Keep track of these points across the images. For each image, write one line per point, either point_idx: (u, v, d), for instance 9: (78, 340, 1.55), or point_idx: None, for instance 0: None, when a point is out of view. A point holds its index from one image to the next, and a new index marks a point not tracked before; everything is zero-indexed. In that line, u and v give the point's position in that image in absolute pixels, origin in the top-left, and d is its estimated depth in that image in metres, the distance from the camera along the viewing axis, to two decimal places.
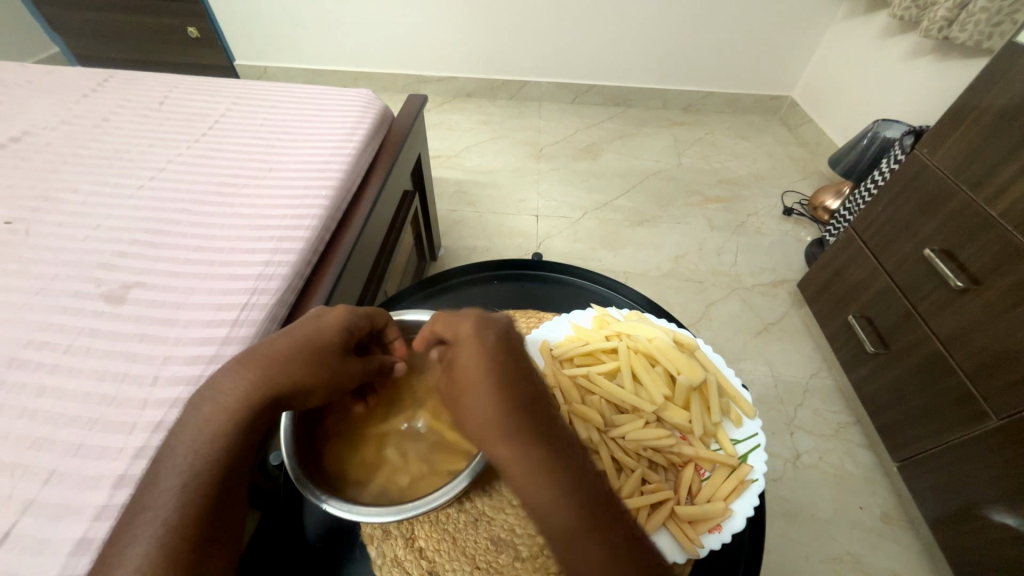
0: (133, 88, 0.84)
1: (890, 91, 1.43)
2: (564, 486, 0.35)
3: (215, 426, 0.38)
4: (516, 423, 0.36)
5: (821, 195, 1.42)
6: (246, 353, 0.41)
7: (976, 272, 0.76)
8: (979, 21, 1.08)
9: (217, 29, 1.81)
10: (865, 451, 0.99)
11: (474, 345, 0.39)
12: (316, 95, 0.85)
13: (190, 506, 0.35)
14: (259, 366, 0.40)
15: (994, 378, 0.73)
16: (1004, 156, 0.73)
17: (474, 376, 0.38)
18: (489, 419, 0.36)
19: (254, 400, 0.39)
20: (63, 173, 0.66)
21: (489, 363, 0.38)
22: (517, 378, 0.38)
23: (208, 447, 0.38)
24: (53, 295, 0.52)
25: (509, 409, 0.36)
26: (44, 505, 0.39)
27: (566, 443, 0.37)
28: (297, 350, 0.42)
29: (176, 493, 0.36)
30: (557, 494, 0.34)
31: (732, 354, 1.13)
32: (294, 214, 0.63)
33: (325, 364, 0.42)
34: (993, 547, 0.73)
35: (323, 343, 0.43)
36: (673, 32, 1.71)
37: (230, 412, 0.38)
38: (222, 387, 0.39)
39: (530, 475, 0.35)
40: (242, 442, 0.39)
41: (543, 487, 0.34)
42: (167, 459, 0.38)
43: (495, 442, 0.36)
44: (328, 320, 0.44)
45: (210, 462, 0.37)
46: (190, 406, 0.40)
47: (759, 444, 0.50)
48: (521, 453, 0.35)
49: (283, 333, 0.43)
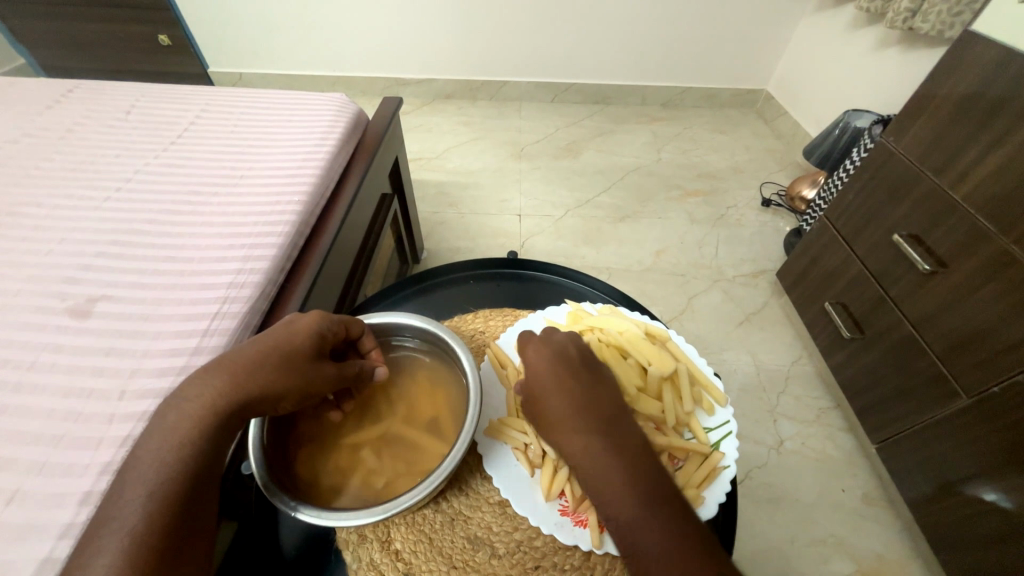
0: (98, 98, 0.82)
1: (860, 82, 1.46)
2: (628, 477, 0.39)
3: (181, 434, 0.37)
4: (582, 425, 0.42)
5: (797, 186, 1.45)
6: (215, 360, 0.41)
7: (943, 256, 0.78)
8: (940, 11, 1.11)
9: (189, 37, 1.79)
10: (846, 434, 1.01)
11: (542, 361, 0.46)
12: (287, 100, 0.85)
13: (156, 516, 0.35)
14: (226, 373, 0.40)
15: (964, 358, 0.75)
16: (965, 142, 0.75)
17: (545, 386, 0.45)
18: (560, 421, 0.43)
19: (221, 407, 0.39)
20: (25, 187, 0.64)
21: (555, 375, 0.45)
22: (582, 386, 0.45)
23: (174, 456, 0.37)
24: (15, 311, 0.51)
25: (576, 413, 0.43)
26: (8, 526, 0.38)
27: (634, 441, 0.42)
28: (266, 356, 0.41)
29: (142, 502, 0.35)
30: (620, 486, 0.39)
31: (715, 344, 1.15)
32: (265, 220, 0.63)
33: (296, 369, 0.42)
34: (970, 521, 0.75)
35: (294, 348, 0.43)
36: (649, 29, 1.72)
37: (196, 420, 0.38)
38: (188, 395, 0.39)
39: (596, 469, 0.40)
40: (210, 450, 0.38)
41: (609, 479, 0.40)
42: (131, 469, 0.37)
43: (564, 443, 0.43)
44: (299, 326, 0.44)
45: (176, 470, 0.37)
46: (154, 416, 0.39)
47: (731, 431, 0.50)
48: (585, 451, 0.41)
49: (254, 340, 0.43)
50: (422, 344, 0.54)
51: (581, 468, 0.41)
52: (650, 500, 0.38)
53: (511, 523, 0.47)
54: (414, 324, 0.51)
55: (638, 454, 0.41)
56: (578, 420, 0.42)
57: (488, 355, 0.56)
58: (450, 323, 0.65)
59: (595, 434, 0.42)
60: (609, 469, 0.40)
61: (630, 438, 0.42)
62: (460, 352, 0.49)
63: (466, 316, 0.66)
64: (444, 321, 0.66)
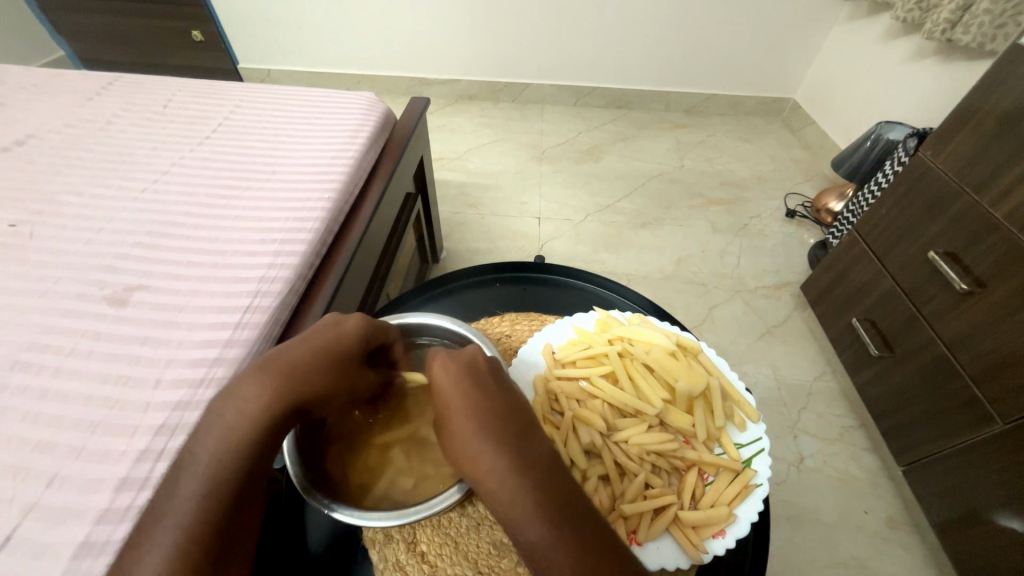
0: (137, 91, 0.84)
1: (893, 93, 1.42)
2: (539, 498, 0.33)
3: (234, 434, 0.38)
4: (488, 438, 0.36)
5: (824, 198, 1.42)
6: (266, 358, 0.41)
7: (981, 275, 0.76)
8: (983, 22, 1.07)
9: (221, 33, 1.83)
10: (870, 455, 0.98)
11: (443, 371, 0.40)
12: (319, 98, 0.86)
13: (208, 516, 0.36)
14: (276, 373, 0.40)
15: (999, 382, 0.72)
16: (1008, 159, 0.73)
17: (450, 397, 0.38)
18: (468, 437, 0.36)
19: (273, 410, 0.38)
20: (67, 176, 0.66)
21: (463, 384, 0.39)
22: (495, 394, 0.39)
23: (226, 456, 0.37)
24: (56, 297, 0.52)
25: (485, 426, 0.36)
26: (47, 508, 0.39)
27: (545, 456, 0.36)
28: (313, 357, 0.41)
29: (195, 500, 0.36)
30: (530, 507, 0.33)
31: (735, 356, 1.13)
32: (296, 216, 0.63)
33: (343, 372, 0.43)
34: (999, 552, 0.73)
35: (342, 351, 0.43)
36: (675, 34, 1.71)
37: (249, 422, 0.38)
38: (242, 395, 0.39)
39: (502, 491, 0.34)
40: (261, 453, 0.38)
41: (519, 499, 0.34)
42: (186, 465, 0.38)
43: (471, 459, 0.36)
44: (347, 328, 0.44)
45: (229, 470, 0.37)
46: (210, 413, 0.39)
47: (763, 449, 0.49)
48: (494, 468, 0.35)
49: (302, 340, 0.42)
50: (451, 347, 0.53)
51: (488, 490, 0.35)
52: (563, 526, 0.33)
53: None
54: (445, 326, 0.51)
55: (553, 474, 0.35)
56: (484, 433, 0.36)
57: (515, 361, 0.56)
58: (476, 325, 0.65)
59: (503, 449, 0.35)
60: (518, 491, 0.34)
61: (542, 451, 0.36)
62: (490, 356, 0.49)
63: (492, 319, 0.66)
64: (469, 323, 0.66)
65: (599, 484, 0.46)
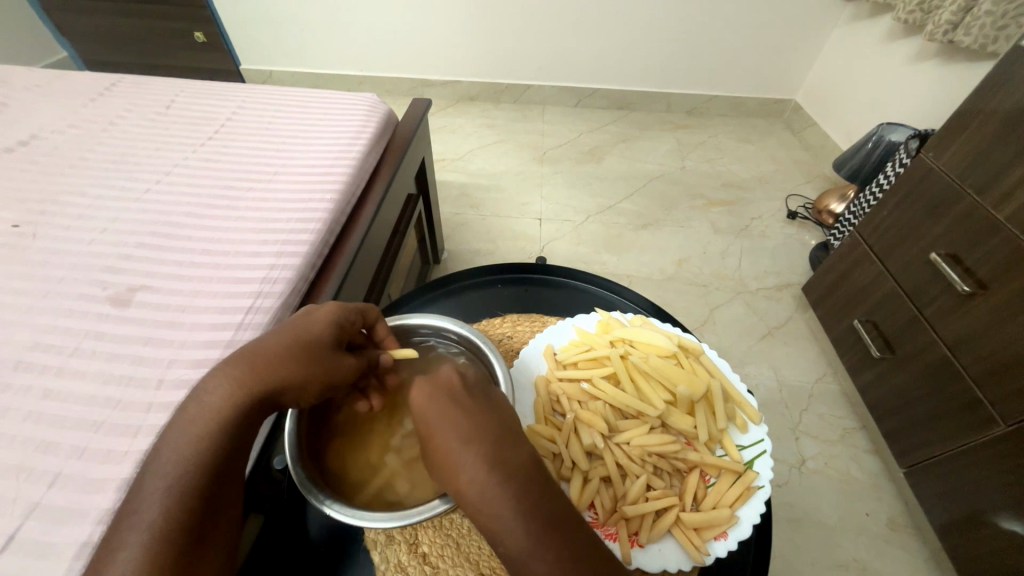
0: (141, 91, 0.85)
1: (895, 94, 1.42)
2: (520, 509, 0.32)
3: (200, 427, 0.39)
4: (467, 449, 0.34)
5: (825, 199, 1.42)
6: (236, 353, 0.42)
7: (983, 277, 0.76)
8: (984, 24, 1.07)
9: (224, 34, 1.83)
10: (871, 456, 0.98)
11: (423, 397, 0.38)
12: (321, 99, 0.86)
13: (174, 509, 0.36)
14: (242, 366, 0.40)
15: (1002, 384, 0.72)
16: (1010, 161, 0.73)
17: (427, 409, 0.37)
18: (445, 450, 0.35)
19: (239, 401, 0.39)
20: (71, 176, 0.66)
21: (439, 395, 0.37)
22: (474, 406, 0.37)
23: (194, 449, 0.38)
24: (60, 297, 0.52)
25: (463, 437, 0.35)
26: (50, 508, 0.39)
27: (524, 464, 0.34)
28: (281, 348, 0.41)
29: (162, 495, 0.37)
30: (512, 518, 0.32)
31: (736, 357, 1.13)
32: (298, 217, 0.63)
33: (314, 359, 0.42)
34: (1001, 555, 0.72)
35: (312, 338, 0.43)
36: (676, 35, 1.71)
37: (216, 414, 0.39)
38: (209, 390, 0.40)
39: (481, 503, 0.33)
40: (231, 444, 0.39)
41: (500, 510, 0.32)
42: (154, 461, 0.39)
43: (451, 470, 0.34)
44: (317, 316, 0.44)
45: (198, 465, 0.38)
46: (179, 411, 0.40)
47: (765, 450, 0.49)
48: (474, 480, 0.33)
49: (273, 333, 0.43)
50: (450, 347, 0.54)
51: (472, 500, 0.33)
52: (544, 536, 0.32)
53: None
54: (447, 327, 0.52)
55: (533, 484, 0.34)
56: (461, 447, 0.34)
57: (517, 362, 0.56)
58: (477, 326, 0.65)
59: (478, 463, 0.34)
60: (498, 502, 0.32)
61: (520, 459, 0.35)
62: (492, 356, 0.49)
63: (493, 320, 0.66)
64: (471, 324, 0.66)
65: (601, 486, 0.46)
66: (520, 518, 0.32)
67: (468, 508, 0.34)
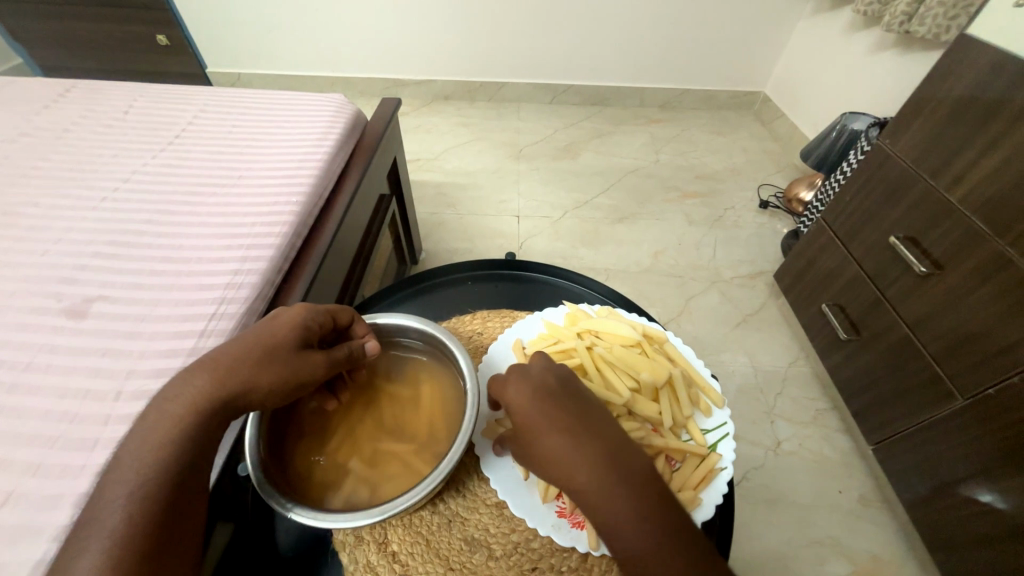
0: (97, 97, 0.82)
1: (857, 84, 1.46)
2: (639, 509, 0.35)
3: (161, 433, 0.38)
4: (583, 455, 0.37)
5: (795, 188, 1.45)
6: (199, 359, 0.41)
7: (939, 257, 0.79)
8: (937, 14, 1.11)
9: (187, 36, 1.78)
10: (843, 436, 1.01)
11: (529, 398, 0.40)
12: (287, 101, 0.84)
13: (136, 517, 0.35)
14: (208, 370, 0.40)
15: (960, 359, 0.75)
16: (961, 144, 0.75)
17: (534, 411, 0.39)
18: (564, 456, 0.37)
19: (205, 405, 0.39)
20: (21, 186, 0.64)
21: (540, 398, 0.40)
22: (576, 402, 0.40)
23: (155, 455, 0.37)
24: (11, 311, 0.51)
25: (577, 443, 0.37)
26: (2, 528, 0.38)
27: (640, 471, 0.37)
28: (246, 351, 0.41)
29: (124, 503, 0.36)
30: (632, 519, 0.34)
31: (712, 346, 1.15)
32: (263, 221, 0.62)
33: (281, 362, 0.42)
34: (964, 523, 0.75)
35: (276, 342, 0.42)
36: (647, 29, 1.72)
37: (178, 419, 0.38)
38: (173, 395, 0.39)
39: (607, 500, 0.35)
40: (198, 448, 0.39)
41: (620, 513, 0.35)
42: (115, 470, 0.38)
43: (566, 474, 0.37)
44: (284, 318, 0.44)
45: (161, 470, 0.37)
46: (139, 419, 0.40)
47: (728, 433, 0.51)
48: (593, 480, 0.36)
49: (238, 337, 0.43)
50: (419, 345, 0.54)
51: (589, 501, 0.36)
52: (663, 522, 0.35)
53: (509, 525, 0.48)
54: (413, 326, 0.51)
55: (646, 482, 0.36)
56: (581, 447, 0.37)
57: (486, 358, 0.57)
58: (447, 324, 0.65)
59: (594, 464, 0.36)
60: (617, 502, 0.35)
61: (631, 461, 0.37)
62: (458, 353, 0.49)
63: (463, 318, 0.66)
64: (441, 322, 0.66)
65: None
66: (643, 516, 0.35)
67: (589, 510, 0.36)
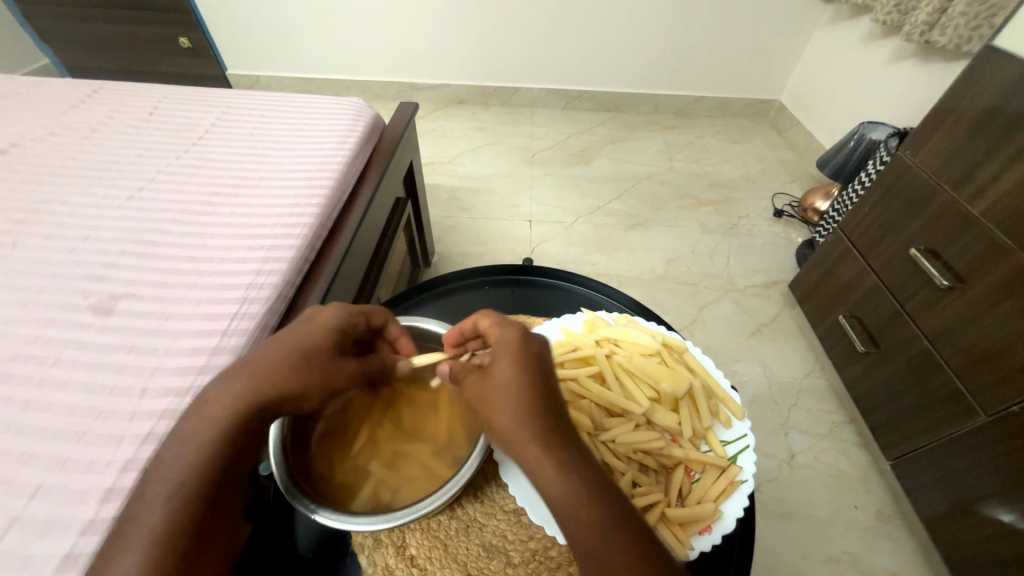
0: (123, 98, 0.84)
1: (875, 93, 1.45)
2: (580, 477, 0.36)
3: (202, 434, 0.38)
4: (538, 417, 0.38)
5: (811, 197, 1.44)
6: (239, 360, 0.42)
7: (962, 271, 0.77)
8: (958, 24, 1.10)
9: (209, 39, 1.82)
10: (860, 450, 0.99)
11: (513, 350, 0.41)
12: (306, 103, 0.85)
13: (175, 515, 0.36)
14: (245, 373, 0.40)
15: (982, 375, 0.73)
16: (985, 155, 0.74)
17: (505, 368, 0.40)
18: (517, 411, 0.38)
19: (243, 407, 0.39)
20: (51, 185, 0.65)
21: (513, 354, 0.41)
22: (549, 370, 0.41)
23: (196, 456, 0.38)
24: (40, 307, 0.52)
25: (534, 404, 0.38)
26: (31, 521, 0.38)
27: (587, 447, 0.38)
28: (281, 355, 0.41)
29: (165, 500, 0.37)
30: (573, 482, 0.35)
31: (725, 355, 1.14)
32: (284, 222, 0.63)
33: (315, 366, 0.42)
34: (987, 543, 0.74)
35: (312, 345, 0.43)
36: (662, 36, 1.72)
37: (219, 420, 0.39)
38: (214, 396, 0.40)
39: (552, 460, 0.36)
40: (236, 449, 0.39)
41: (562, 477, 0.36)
42: (154, 469, 0.38)
43: (516, 428, 0.38)
44: (318, 321, 0.44)
45: (200, 471, 0.38)
46: (180, 420, 0.40)
47: (749, 445, 0.50)
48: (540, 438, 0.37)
49: (274, 340, 0.43)
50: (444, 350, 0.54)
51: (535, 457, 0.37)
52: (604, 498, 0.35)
53: (527, 532, 0.48)
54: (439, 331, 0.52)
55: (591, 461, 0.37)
56: (543, 409, 0.38)
57: None
58: None
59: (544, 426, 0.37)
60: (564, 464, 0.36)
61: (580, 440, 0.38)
62: None
63: None
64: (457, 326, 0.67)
65: None
66: (586, 488, 0.35)
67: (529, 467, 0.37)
